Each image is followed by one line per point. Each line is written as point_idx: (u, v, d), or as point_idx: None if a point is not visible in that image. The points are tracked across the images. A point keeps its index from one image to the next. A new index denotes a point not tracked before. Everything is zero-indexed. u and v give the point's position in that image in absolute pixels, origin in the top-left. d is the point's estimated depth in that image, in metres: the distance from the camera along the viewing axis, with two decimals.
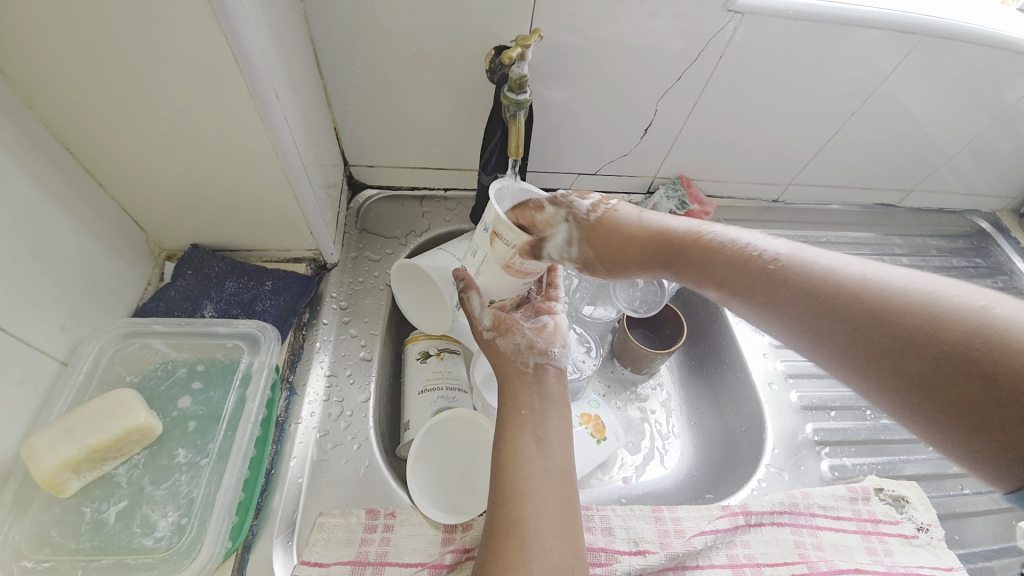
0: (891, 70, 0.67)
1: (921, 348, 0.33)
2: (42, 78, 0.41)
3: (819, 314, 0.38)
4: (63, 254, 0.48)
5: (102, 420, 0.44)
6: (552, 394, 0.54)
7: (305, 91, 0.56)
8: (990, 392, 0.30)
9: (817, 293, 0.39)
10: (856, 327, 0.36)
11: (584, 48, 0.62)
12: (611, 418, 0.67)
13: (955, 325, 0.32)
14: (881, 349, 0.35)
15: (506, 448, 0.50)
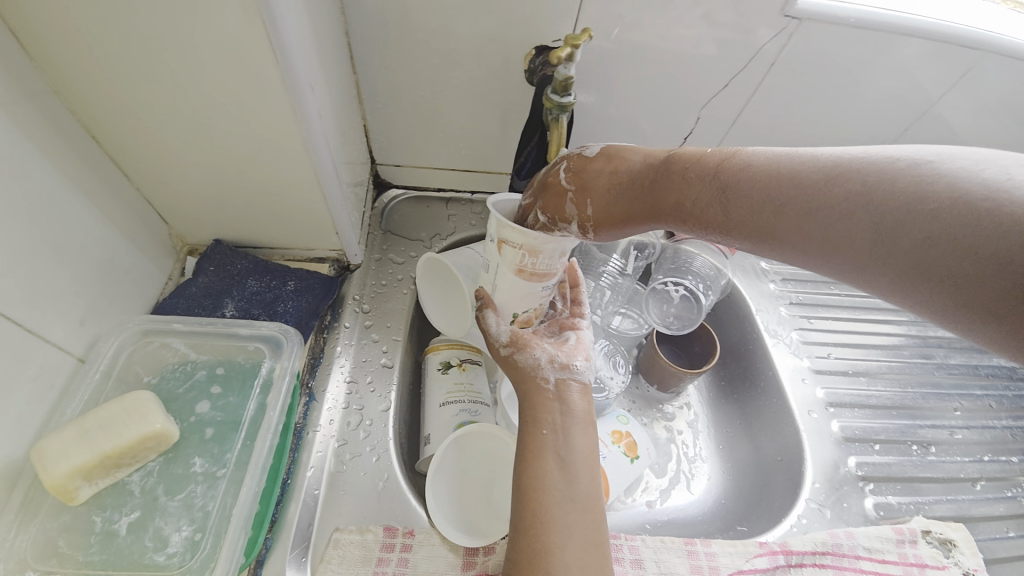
0: (941, 93, 0.64)
1: (962, 230, 0.26)
2: (72, 64, 0.40)
3: (789, 207, 0.33)
4: (84, 247, 0.46)
5: (119, 424, 0.42)
6: (577, 413, 0.50)
7: (338, 85, 0.53)
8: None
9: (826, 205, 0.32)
10: (867, 225, 0.30)
11: (628, 51, 0.59)
12: (641, 435, 0.64)
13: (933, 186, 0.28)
14: (924, 261, 0.27)
15: (525, 469, 0.47)
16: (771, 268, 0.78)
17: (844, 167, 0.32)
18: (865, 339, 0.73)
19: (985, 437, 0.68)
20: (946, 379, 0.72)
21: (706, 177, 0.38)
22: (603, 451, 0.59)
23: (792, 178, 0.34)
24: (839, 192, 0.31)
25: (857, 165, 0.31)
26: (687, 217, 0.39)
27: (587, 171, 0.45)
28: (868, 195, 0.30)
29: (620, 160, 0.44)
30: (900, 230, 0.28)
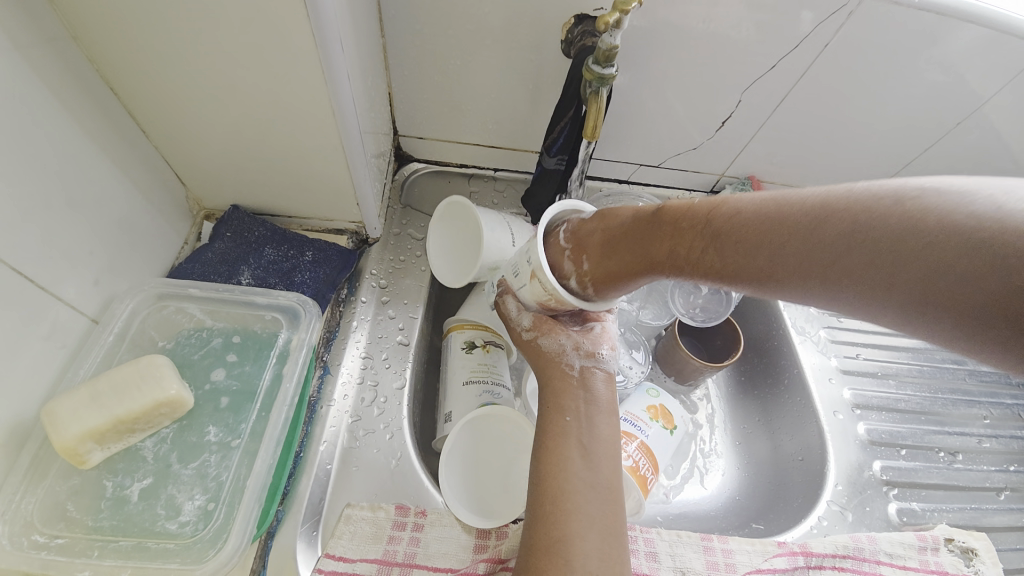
0: (1000, 90, 0.60)
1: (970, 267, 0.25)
2: (92, 9, 0.37)
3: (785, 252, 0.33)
4: (100, 205, 0.45)
5: (132, 389, 0.40)
6: (602, 400, 0.49)
7: (365, 48, 0.51)
8: None
9: (834, 250, 0.30)
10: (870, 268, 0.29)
11: (673, 25, 0.56)
12: (674, 405, 0.64)
13: (935, 222, 0.27)
14: (943, 301, 0.26)
15: (548, 454, 0.46)
16: None
17: (836, 209, 0.31)
18: (895, 341, 0.71)
19: (1014, 447, 0.65)
20: (977, 387, 0.69)
21: (700, 227, 0.37)
22: (647, 430, 0.59)
23: (785, 228, 0.33)
24: (847, 233, 0.30)
25: (850, 206, 0.30)
26: (688, 266, 0.38)
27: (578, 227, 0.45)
28: (872, 240, 0.29)
29: (607, 215, 0.44)
30: (912, 270, 0.27)
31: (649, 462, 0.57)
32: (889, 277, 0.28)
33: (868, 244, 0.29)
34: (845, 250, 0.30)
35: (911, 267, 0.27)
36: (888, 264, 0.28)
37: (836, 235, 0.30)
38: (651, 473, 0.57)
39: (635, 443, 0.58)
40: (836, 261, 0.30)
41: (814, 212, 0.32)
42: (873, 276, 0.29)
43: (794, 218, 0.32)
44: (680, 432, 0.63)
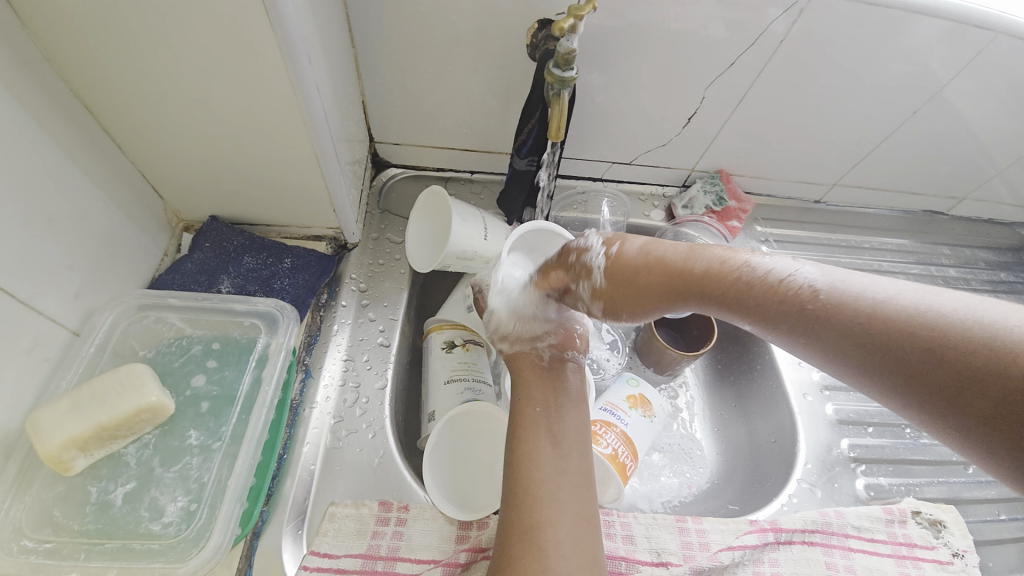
0: (954, 75, 0.62)
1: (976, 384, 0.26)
2: (63, 31, 0.39)
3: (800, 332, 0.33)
4: (79, 219, 0.46)
5: (113, 396, 0.42)
6: (567, 389, 0.52)
7: (335, 59, 0.52)
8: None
9: (863, 329, 0.31)
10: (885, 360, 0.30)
11: (633, 26, 0.57)
12: (654, 393, 0.66)
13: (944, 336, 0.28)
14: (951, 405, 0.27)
15: (518, 445, 0.47)
16: (771, 253, 0.80)
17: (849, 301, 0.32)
18: None
19: None
20: None
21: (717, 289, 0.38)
22: (626, 419, 0.61)
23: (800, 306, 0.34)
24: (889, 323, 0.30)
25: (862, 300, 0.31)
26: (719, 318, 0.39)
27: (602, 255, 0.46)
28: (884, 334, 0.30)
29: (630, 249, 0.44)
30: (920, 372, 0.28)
31: (629, 450, 0.59)
32: (917, 374, 0.29)
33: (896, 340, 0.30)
34: (882, 337, 0.30)
35: (925, 372, 0.28)
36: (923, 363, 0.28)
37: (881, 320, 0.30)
38: (631, 461, 0.58)
39: (614, 432, 0.59)
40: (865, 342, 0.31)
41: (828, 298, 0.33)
42: (875, 369, 0.30)
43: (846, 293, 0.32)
44: (659, 420, 0.65)
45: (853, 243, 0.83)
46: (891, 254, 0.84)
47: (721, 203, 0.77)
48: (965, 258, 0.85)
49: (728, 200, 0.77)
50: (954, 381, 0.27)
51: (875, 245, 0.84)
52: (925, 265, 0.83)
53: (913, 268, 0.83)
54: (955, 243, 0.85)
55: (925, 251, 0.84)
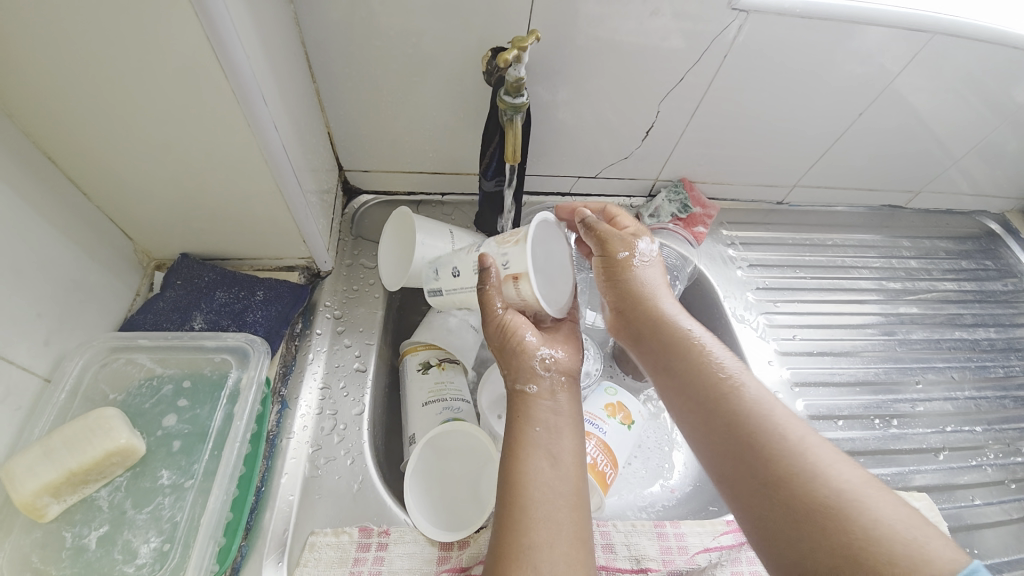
0: (899, 71, 0.64)
1: (777, 479, 0.40)
2: (23, 89, 0.40)
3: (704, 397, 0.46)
4: (47, 268, 0.47)
5: (83, 442, 0.42)
6: (566, 410, 0.50)
7: (293, 96, 0.54)
8: (793, 518, 0.38)
9: (734, 414, 0.44)
10: (732, 435, 0.43)
11: (583, 48, 0.60)
12: (632, 400, 0.66)
13: (779, 448, 0.41)
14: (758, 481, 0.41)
15: (517, 466, 0.46)
16: (738, 255, 0.83)
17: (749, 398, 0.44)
18: (833, 320, 0.79)
19: (949, 408, 0.74)
20: (908, 354, 0.78)
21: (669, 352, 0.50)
22: (604, 427, 0.62)
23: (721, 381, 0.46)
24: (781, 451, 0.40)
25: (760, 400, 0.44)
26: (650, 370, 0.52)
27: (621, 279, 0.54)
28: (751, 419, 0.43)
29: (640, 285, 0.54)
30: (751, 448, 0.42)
31: (608, 458, 0.59)
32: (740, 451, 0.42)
33: (749, 433, 0.43)
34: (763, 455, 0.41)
35: (753, 461, 0.41)
36: (783, 487, 0.39)
37: (787, 450, 0.40)
38: (610, 468, 0.59)
39: (593, 441, 0.60)
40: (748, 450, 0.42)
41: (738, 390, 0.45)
42: (724, 436, 0.44)
43: (772, 420, 0.43)
44: (639, 426, 0.65)
45: (817, 241, 0.86)
46: (856, 249, 0.87)
47: (686, 210, 0.79)
48: (927, 249, 0.88)
49: (693, 207, 0.80)
50: (771, 483, 0.40)
51: (839, 242, 0.86)
52: (888, 258, 0.86)
53: (877, 262, 0.86)
54: (916, 235, 0.89)
55: (888, 245, 0.87)
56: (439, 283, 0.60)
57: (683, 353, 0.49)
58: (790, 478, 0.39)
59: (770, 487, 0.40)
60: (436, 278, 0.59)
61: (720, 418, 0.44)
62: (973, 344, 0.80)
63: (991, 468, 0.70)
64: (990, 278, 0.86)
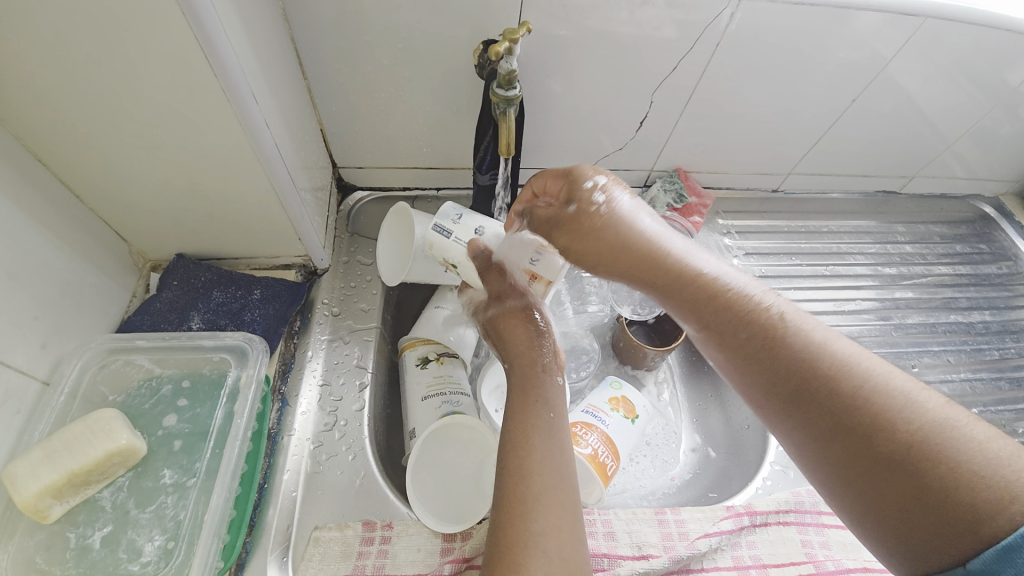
0: (893, 55, 0.64)
1: (856, 427, 0.35)
2: (8, 91, 0.40)
3: (749, 346, 0.41)
4: (42, 271, 0.47)
5: (84, 443, 0.43)
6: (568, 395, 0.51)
7: (284, 92, 0.53)
8: (894, 464, 0.33)
9: (786, 362, 0.39)
10: (788, 384, 0.38)
11: (575, 39, 0.59)
12: (637, 395, 0.66)
13: (849, 390, 0.36)
14: (833, 431, 0.36)
15: (529, 452, 0.44)
16: (734, 244, 0.83)
17: (797, 338, 0.39)
18: (829, 307, 0.79)
19: (944, 391, 0.75)
20: (904, 338, 0.78)
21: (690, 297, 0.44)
22: (607, 420, 0.62)
23: (759, 325, 0.41)
24: (839, 374, 0.37)
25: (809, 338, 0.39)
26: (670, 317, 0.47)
27: (615, 245, 0.48)
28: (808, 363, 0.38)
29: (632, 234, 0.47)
30: (818, 400, 0.37)
31: (609, 450, 0.59)
32: (801, 398, 0.38)
33: (813, 376, 0.37)
34: (819, 382, 0.37)
35: (820, 407, 0.37)
36: (874, 431, 0.34)
37: (859, 390, 0.36)
38: (611, 460, 0.59)
39: (595, 434, 0.60)
40: (809, 393, 0.37)
41: (782, 332, 0.40)
42: (780, 390, 0.39)
43: (826, 355, 0.38)
44: (644, 420, 0.65)
45: (813, 228, 0.86)
46: (851, 235, 0.87)
47: (681, 200, 0.79)
48: (921, 233, 0.88)
49: (688, 196, 0.80)
50: (852, 431, 0.35)
51: (834, 228, 0.87)
52: (883, 243, 0.86)
53: (873, 248, 0.86)
54: (910, 220, 0.89)
55: (883, 231, 0.87)
56: (453, 228, 0.56)
57: (721, 301, 0.43)
58: (870, 420, 0.35)
59: (849, 429, 0.35)
60: (458, 222, 0.55)
61: (776, 364, 0.39)
62: (969, 327, 0.80)
63: None
64: (985, 262, 0.87)
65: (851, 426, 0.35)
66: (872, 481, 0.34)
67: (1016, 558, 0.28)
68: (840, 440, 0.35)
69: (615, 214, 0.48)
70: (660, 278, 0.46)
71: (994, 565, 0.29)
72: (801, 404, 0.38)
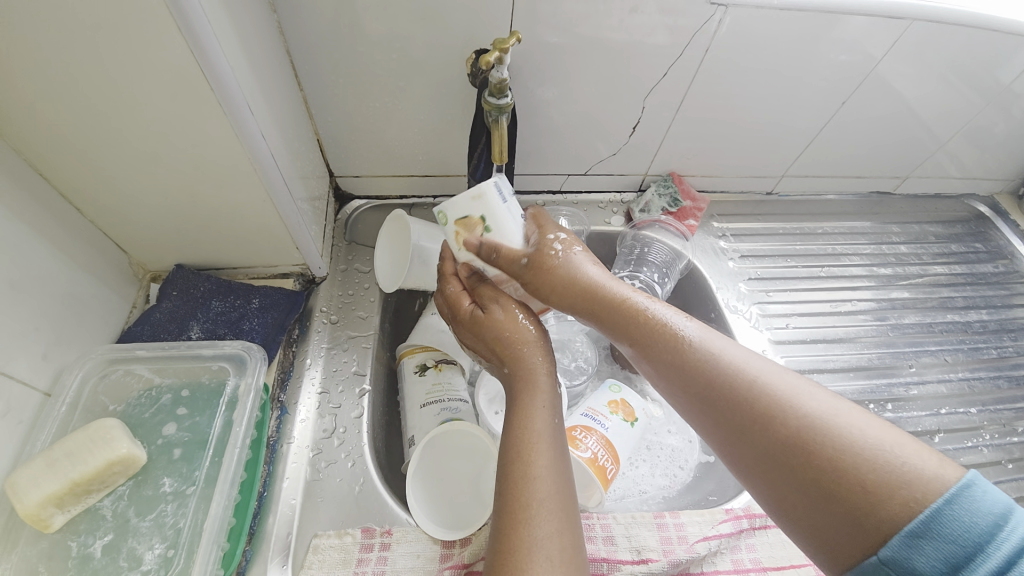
0: (881, 57, 0.65)
1: (771, 444, 0.38)
2: (8, 107, 0.41)
3: (677, 371, 0.44)
4: (44, 283, 0.48)
5: (84, 452, 0.43)
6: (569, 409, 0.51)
7: (281, 104, 0.54)
8: (808, 474, 0.36)
9: (707, 384, 0.42)
10: (712, 405, 0.42)
11: (566, 47, 0.60)
12: (637, 398, 0.67)
13: (762, 409, 0.39)
14: (755, 449, 0.39)
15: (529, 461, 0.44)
16: (729, 247, 0.83)
17: (714, 361, 0.43)
18: (826, 308, 0.80)
19: (942, 391, 0.75)
20: (901, 338, 0.78)
21: (625, 326, 0.48)
22: (606, 423, 0.62)
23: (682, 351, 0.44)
24: (752, 394, 0.40)
25: (725, 361, 0.43)
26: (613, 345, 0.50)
27: (560, 281, 0.51)
28: (726, 385, 0.41)
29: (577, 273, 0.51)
30: (738, 420, 0.40)
31: (609, 453, 0.60)
32: (725, 419, 0.41)
33: (730, 397, 0.41)
34: (728, 399, 0.41)
35: (743, 427, 0.40)
36: (788, 444, 0.37)
37: (770, 406, 0.39)
38: (611, 464, 0.59)
39: (595, 437, 0.60)
40: (730, 414, 0.41)
41: (702, 356, 0.43)
42: (707, 412, 0.42)
43: (742, 373, 0.41)
44: (642, 424, 0.65)
45: (808, 229, 0.87)
46: (846, 236, 0.87)
47: (676, 204, 0.80)
48: (916, 233, 0.89)
49: (683, 200, 0.80)
50: (769, 447, 0.38)
51: (829, 230, 0.87)
52: (878, 244, 0.87)
53: (868, 248, 0.86)
54: (905, 220, 0.89)
55: (879, 231, 0.88)
56: (507, 199, 0.51)
57: (652, 327, 0.46)
58: (783, 435, 0.38)
59: (768, 446, 0.38)
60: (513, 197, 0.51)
61: (701, 387, 0.42)
62: (966, 326, 0.81)
63: (987, 449, 0.71)
64: (980, 260, 0.87)
65: (767, 442, 0.38)
66: (799, 492, 0.37)
67: (923, 546, 0.32)
68: (753, 451, 0.39)
69: (563, 257, 0.51)
70: (602, 311, 0.49)
71: (902, 553, 0.32)
72: (729, 424, 0.41)
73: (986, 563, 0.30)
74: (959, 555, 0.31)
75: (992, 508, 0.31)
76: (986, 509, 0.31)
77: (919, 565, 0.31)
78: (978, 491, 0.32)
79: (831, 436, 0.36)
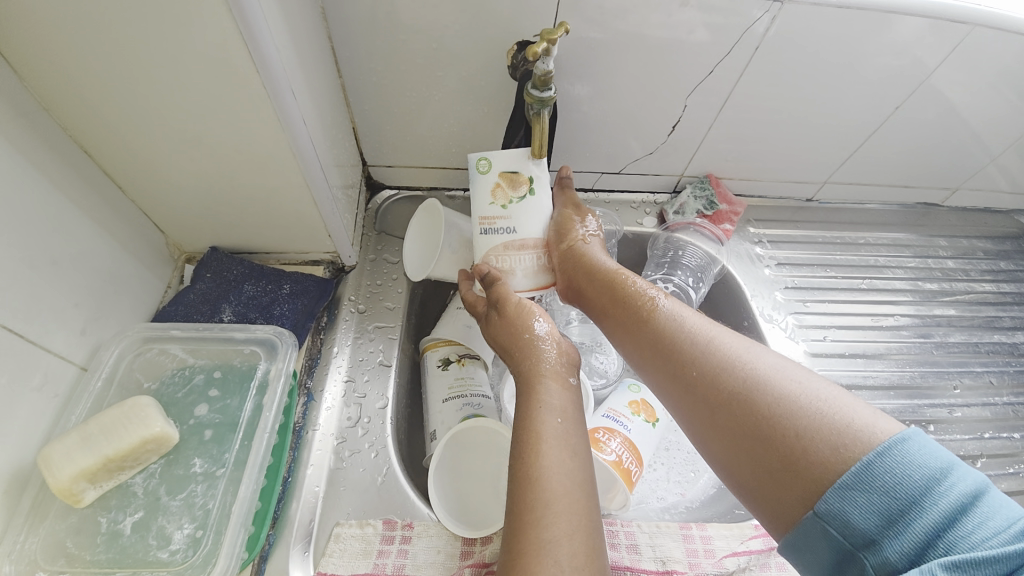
0: (937, 64, 0.62)
1: (728, 414, 0.40)
2: (59, 84, 0.41)
3: (653, 340, 0.48)
4: (84, 260, 0.48)
5: (118, 429, 0.44)
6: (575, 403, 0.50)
7: (320, 89, 0.54)
8: (763, 442, 0.38)
9: (677, 354, 0.46)
10: (680, 379, 0.44)
11: (609, 41, 0.59)
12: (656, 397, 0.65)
13: (722, 380, 0.42)
14: (715, 420, 0.41)
15: (536, 457, 0.44)
16: (766, 253, 0.81)
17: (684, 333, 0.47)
18: (865, 322, 0.77)
19: (986, 414, 0.71)
20: (945, 357, 0.75)
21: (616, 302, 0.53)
22: (629, 425, 0.60)
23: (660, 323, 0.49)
24: (714, 366, 0.43)
25: (695, 334, 0.46)
26: (603, 322, 0.55)
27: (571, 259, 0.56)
28: (692, 357, 0.45)
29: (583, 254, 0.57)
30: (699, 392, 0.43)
31: (634, 456, 0.58)
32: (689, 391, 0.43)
33: (693, 369, 0.44)
34: (685, 357, 0.45)
35: (705, 398, 0.42)
36: (744, 413, 0.40)
37: (730, 377, 0.42)
38: (636, 467, 0.58)
39: (618, 439, 0.59)
40: (693, 386, 0.43)
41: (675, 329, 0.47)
42: (673, 384, 0.45)
43: (708, 347, 0.45)
44: (664, 424, 0.64)
45: (848, 239, 0.84)
46: (888, 248, 0.84)
47: (712, 207, 0.78)
48: (963, 248, 0.85)
49: (719, 203, 0.78)
50: (727, 417, 0.40)
51: (870, 241, 0.84)
52: (923, 257, 0.83)
53: (912, 262, 0.83)
54: (952, 234, 0.85)
55: (923, 244, 0.84)
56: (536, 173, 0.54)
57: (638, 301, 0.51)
58: (740, 405, 0.40)
59: (727, 416, 0.40)
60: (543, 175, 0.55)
61: (670, 356, 0.46)
62: (1013, 348, 0.77)
63: None
64: None
65: (727, 413, 0.40)
66: (755, 460, 0.38)
67: (857, 496, 0.33)
68: (701, 405, 0.42)
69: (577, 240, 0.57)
70: (600, 288, 0.55)
71: (836, 504, 0.33)
72: (693, 396, 0.43)
73: (919, 515, 0.31)
74: (892, 506, 0.32)
75: (928, 465, 0.32)
76: (926, 464, 0.32)
77: (851, 514, 0.33)
78: (911, 445, 0.33)
79: (786, 403, 0.38)
